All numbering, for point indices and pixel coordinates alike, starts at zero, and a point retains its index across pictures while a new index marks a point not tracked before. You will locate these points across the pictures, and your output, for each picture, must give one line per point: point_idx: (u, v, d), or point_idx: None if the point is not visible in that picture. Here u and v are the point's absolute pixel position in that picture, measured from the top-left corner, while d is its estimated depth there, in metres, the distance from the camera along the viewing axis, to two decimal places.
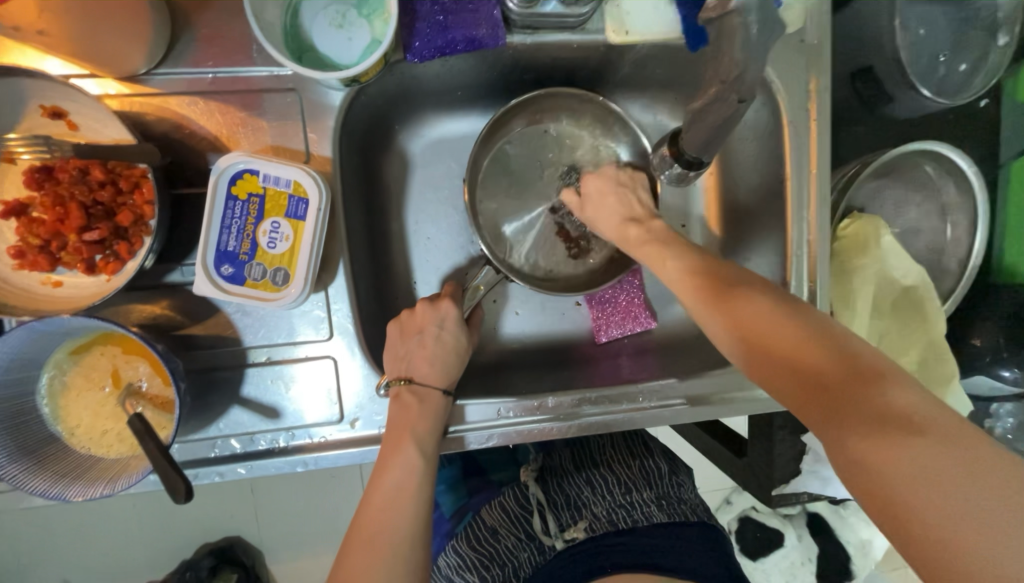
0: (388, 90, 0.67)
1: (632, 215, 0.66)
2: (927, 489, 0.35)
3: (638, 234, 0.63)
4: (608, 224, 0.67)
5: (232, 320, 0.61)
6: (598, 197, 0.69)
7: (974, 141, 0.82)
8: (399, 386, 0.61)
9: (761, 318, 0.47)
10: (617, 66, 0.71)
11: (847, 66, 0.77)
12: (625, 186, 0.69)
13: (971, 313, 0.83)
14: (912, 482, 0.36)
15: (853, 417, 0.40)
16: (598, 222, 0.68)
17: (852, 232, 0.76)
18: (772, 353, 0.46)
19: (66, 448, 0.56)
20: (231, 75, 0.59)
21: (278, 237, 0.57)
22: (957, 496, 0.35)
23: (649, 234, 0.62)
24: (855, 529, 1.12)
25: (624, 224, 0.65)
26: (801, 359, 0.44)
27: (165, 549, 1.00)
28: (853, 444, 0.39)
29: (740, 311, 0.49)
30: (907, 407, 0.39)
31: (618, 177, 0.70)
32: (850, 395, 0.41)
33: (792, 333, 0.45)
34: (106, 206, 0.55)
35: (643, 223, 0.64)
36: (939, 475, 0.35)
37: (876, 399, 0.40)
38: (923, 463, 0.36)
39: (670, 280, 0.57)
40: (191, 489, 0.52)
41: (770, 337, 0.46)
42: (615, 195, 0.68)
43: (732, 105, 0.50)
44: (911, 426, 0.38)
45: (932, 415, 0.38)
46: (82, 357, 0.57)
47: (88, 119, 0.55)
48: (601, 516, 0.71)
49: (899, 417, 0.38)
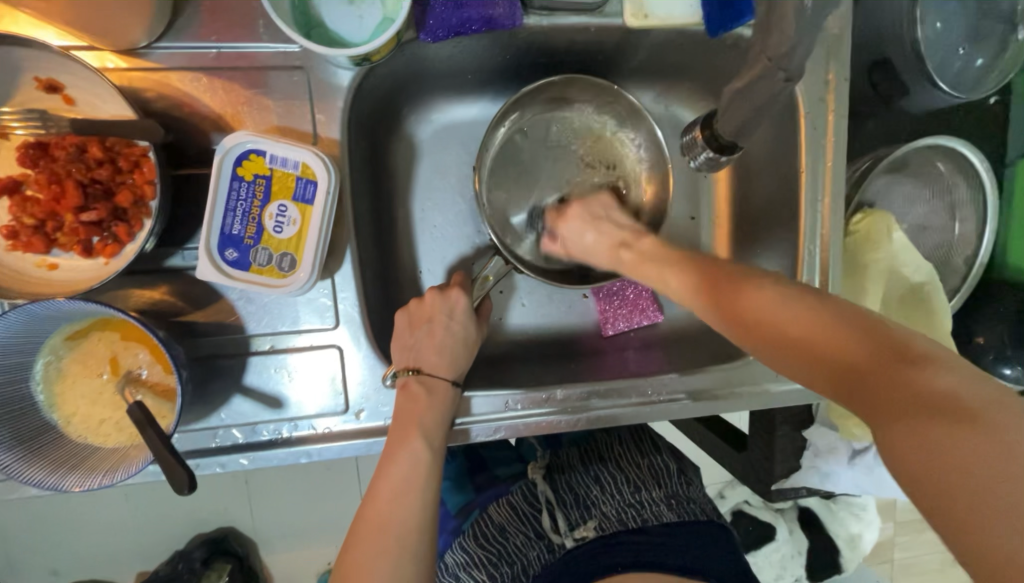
0: (398, 71, 0.65)
1: (621, 240, 0.62)
2: (980, 487, 0.34)
3: (631, 261, 0.60)
4: (598, 250, 0.64)
5: (234, 307, 0.59)
6: (579, 234, 0.65)
7: (987, 137, 0.81)
8: (407, 377, 0.59)
9: (778, 308, 0.46)
10: (633, 52, 0.69)
11: (864, 57, 0.76)
12: (602, 219, 0.65)
13: (973, 313, 0.83)
14: (956, 479, 0.35)
15: (888, 410, 0.39)
16: (588, 251, 0.65)
17: (865, 227, 0.75)
18: (796, 345, 0.45)
19: (62, 436, 0.54)
20: (235, 51, 0.56)
21: (285, 221, 0.55)
22: (1002, 489, 0.34)
23: (643, 257, 0.59)
24: (844, 523, 1.13)
25: (616, 250, 0.62)
26: (830, 349, 0.43)
27: (157, 539, 0.99)
28: (895, 437, 0.38)
29: (756, 307, 0.47)
30: (950, 390, 0.37)
31: (590, 207, 0.67)
32: (885, 384, 0.40)
33: (815, 322, 0.44)
34: (104, 184, 0.52)
35: (633, 246, 0.61)
36: (989, 471, 0.34)
37: (917, 384, 0.38)
38: (967, 457, 0.35)
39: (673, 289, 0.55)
40: (194, 478, 0.50)
41: (789, 326, 0.45)
42: (594, 232, 0.64)
43: (777, 85, 0.48)
44: (955, 413, 0.36)
45: (976, 397, 0.37)
46: (78, 343, 0.55)
47: (84, 93, 0.52)
48: (611, 515, 0.70)
49: (940, 403, 0.37)
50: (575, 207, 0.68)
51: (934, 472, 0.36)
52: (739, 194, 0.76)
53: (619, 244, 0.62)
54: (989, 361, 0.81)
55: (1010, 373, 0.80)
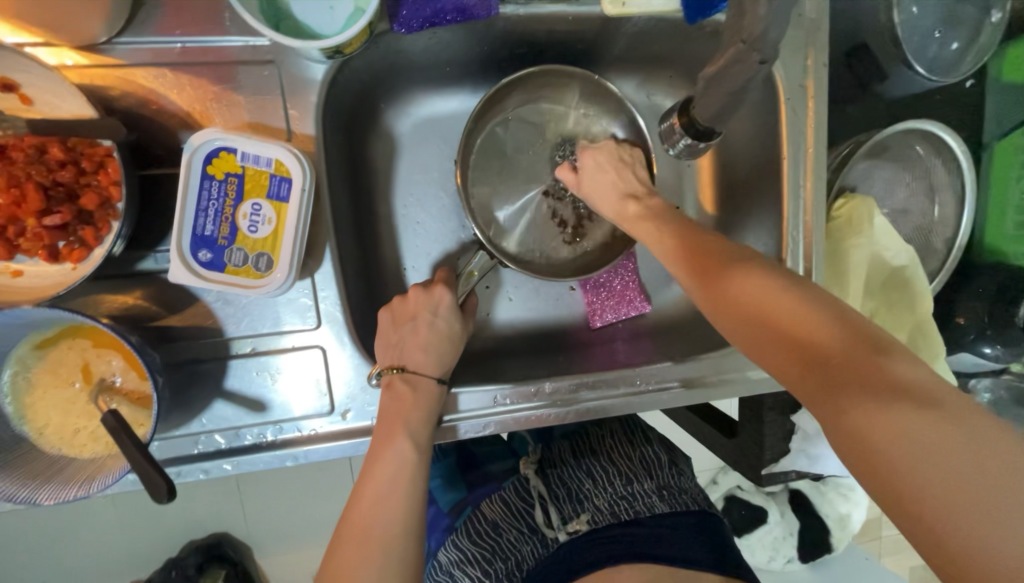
0: (374, 64, 0.63)
1: (632, 192, 0.63)
2: (940, 474, 0.35)
3: (636, 212, 0.61)
4: (605, 202, 0.64)
5: (212, 310, 0.57)
6: (600, 169, 0.65)
7: (964, 120, 0.82)
8: (392, 375, 0.58)
9: (762, 292, 0.46)
10: (612, 41, 0.68)
11: (843, 42, 0.76)
12: (623, 165, 0.66)
13: (954, 293, 0.84)
14: (918, 463, 0.35)
15: (857, 396, 0.39)
16: (597, 201, 0.65)
17: (847, 212, 0.76)
18: (775, 329, 0.44)
19: (35, 449, 0.53)
20: (201, 45, 0.54)
21: (260, 220, 0.54)
22: (958, 476, 0.34)
23: (648, 210, 0.60)
24: (834, 504, 1.15)
25: (623, 201, 0.62)
26: (806, 335, 0.43)
27: (146, 549, 0.97)
28: (856, 422, 0.38)
29: (740, 287, 0.47)
30: (915, 380, 0.38)
31: (606, 159, 0.66)
32: (855, 370, 0.40)
33: (792, 309, 0.44)
34: (67, 187, 0.51)
35: (642, 200, 0.62)
36: (950, 459, 0.35)
37: (884, 373, 0.39)
38: (931, 444, 0.35)
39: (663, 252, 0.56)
40: (175, 486, 0.49)
41: (770, 311, 0.45)
42: (614, 170, 0.65)
43: (752, 67, 0.47)
44: (921, 402, 0.37)
45: (937, 389, 0.38)
46: (47, 352, 0.53)
47: (41, 92, 0.50)
48: (603, 508, 0.70)
49: (905, 392, 0.38)
50: (606, 143, 0.68)
51: (895, 458, 0.36)
52: (723, 183, 0.76)
53: (627, 197, 0.62)
54: (970, 340, 0.83)
55: (990, 352, 0.82)
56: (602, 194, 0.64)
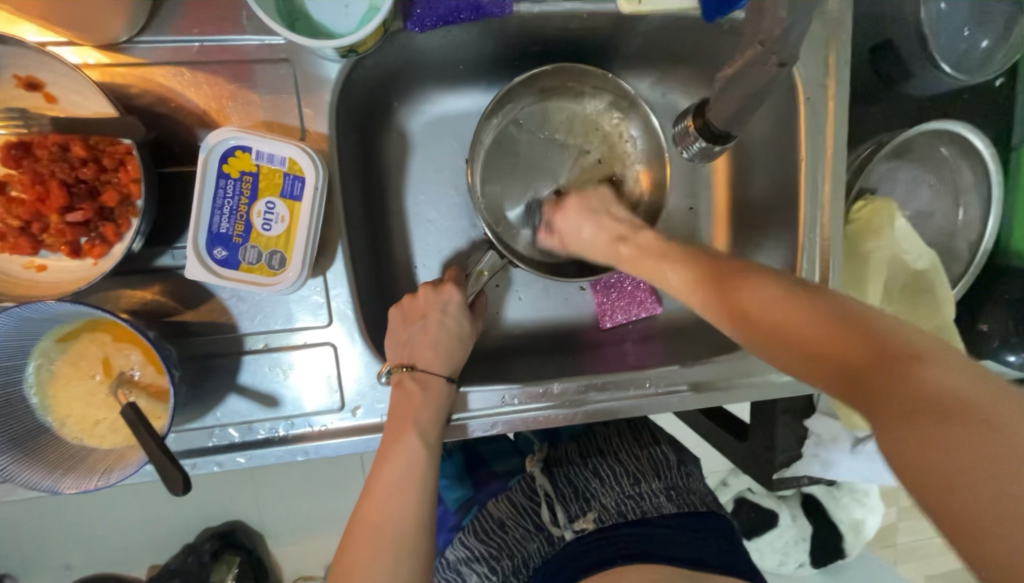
0: (387, 62, 0.63)
1: (619, 233, 0.61)
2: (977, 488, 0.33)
3: (629, 255, 0.59)
4: (596, 244, 0.62)
5: (227, 306, 0.58)
6: (577, 228, 0.64)
7: (992, 120, 0.79)
8: (401, 374, 0.59)
9: (775, 307, 0.45)
10: (627, 39, 0.67)
11: (867, 40, 0.74)
12: (600, 212, 0.64)
13: (978, 299, 0.82)
14: (954, 478, 0.33)
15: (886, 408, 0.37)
16: (586, 245, 0.63)
17: (866, 214, 0.74)
18: (789, 336, 0.44)
19: (57, 440, 0.54)
20: (218, 44, 0.55)
21: (273, 218, 0.55)
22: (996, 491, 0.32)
23: (643, 249, 0.58)
24: (848, 509, 1.13)
25: (613, 244, 0.60)
26: (825, 345, 0.42)
27: (164, 534, 0.99)
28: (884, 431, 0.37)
29: (750, 303, 0.47)
30: (948, 386, 0.36)
31: (589, 201, 0.65)
32: (874, 375, 0.38)
33: (807, 314, 0.43)
34: (88, 184, 0.52)
35: (631, 240, 0.59)
36: (988, 472, 0.32)
37: (911, 381, 0.37)
38: (965, 455, 0.33)
39: (672, 284, 0.54)
40: (189, 479, 0.50)
41: (786, 320, 0.44)
42: (591, 226, 0.63)
43: (770, 70, 0.45)
44: (952, 411, 0.35)
45: (973, 395, 0.35)
46: (69, 345, 0.54)
47: (66, 91, 0.51)
48: (610, 507, 0.70)
49: (935, 401, 0.35)
50: (572, 198, 0.66)
51: (926, 470, 0.34)
52: (738, 184, 0.75)
53: (618, 239, 0.60)
54: (993, 348, 0.80)
55: (1014, 360, 0.79)
56: (591, 235, 0.62)
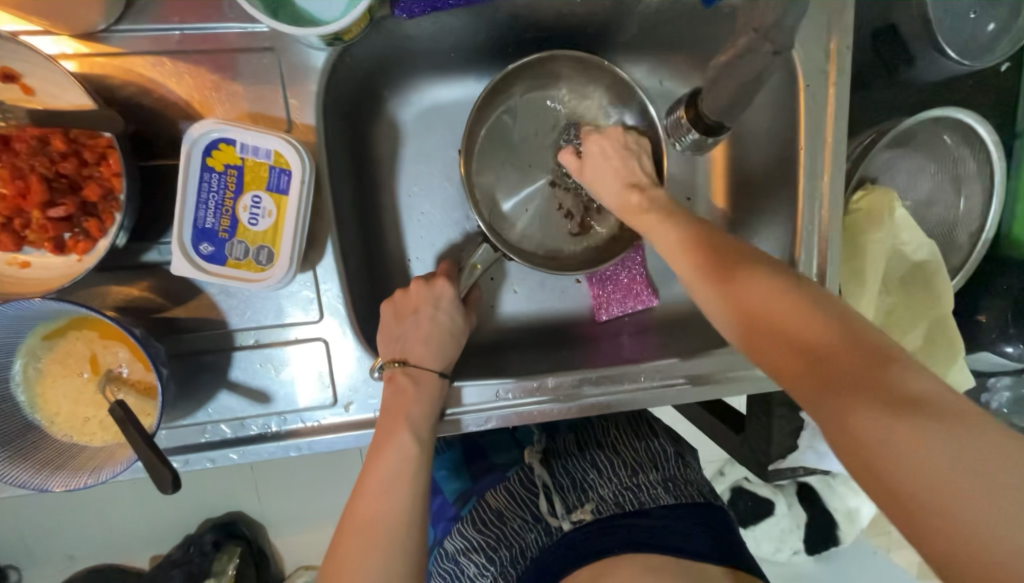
0: (376, 51, 0.62)
1: (636, 181, 0.59)
2: (940, 478, 0.33)
3: (640, 202, 0.56)
4: (611, 188, 0.59)
5: (215, 303, 0.58)
6: (601, 156, 0.62)
7: (997, 106, 0.78)
8: (394, 369, 0.58)
9: (766, 294, 0.44)
10: (622, 25, 0.66)
11: (869, 24, 0.72)
12: (623, 153, 0.62)
13: (978, 289, 0.81)
14: (914, 468, 0.34)
15: (861, 401, 0.37)
16: (601, 192, 0.61)
17: (866, 205, 0.73)
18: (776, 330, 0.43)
19: (47, 437, 0.54)
20: (200, 33, 0.53)
21: (260, 213, 0.54)
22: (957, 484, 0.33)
23: (653, 204, 0.56)
24: (844, 497, 1.14)
25: (627, 189, 0.58)
26: (806, 335, 0.41)
27: (163, 527, 1.00)
28: (854, 429, 0.37)
29: (740, 289, 0.45)
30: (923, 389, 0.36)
31: (618, 141, 0.63)
32: (853, 376, 0.38)
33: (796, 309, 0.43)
34: (70, 178, 0.51)
35: (645, 191, 0.57)
36: (952, 466, 0.33)
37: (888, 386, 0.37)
38: (932, 450, 0.34)
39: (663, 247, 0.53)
40: (178, 476, 0.50)
41: (776, 313, 0.43)
42: (617, 162, 0.61)
43: (764, 58, 0.44)
44: (922, 409, 0.35)
45: (943, 398, 0.36)
46: (56, 343, 0.54)
47: (43, 83, 0.50)
48: (608, 498, 0.70)
49: (911, 402, 0.36)
50: (615, 129, 0.65)
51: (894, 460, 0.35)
52: (736, 174, 0.73)
53: (633, 186, 0.58)
54: (991, 339, 0.80)
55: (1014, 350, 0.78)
56: (610, 177, 0.60)
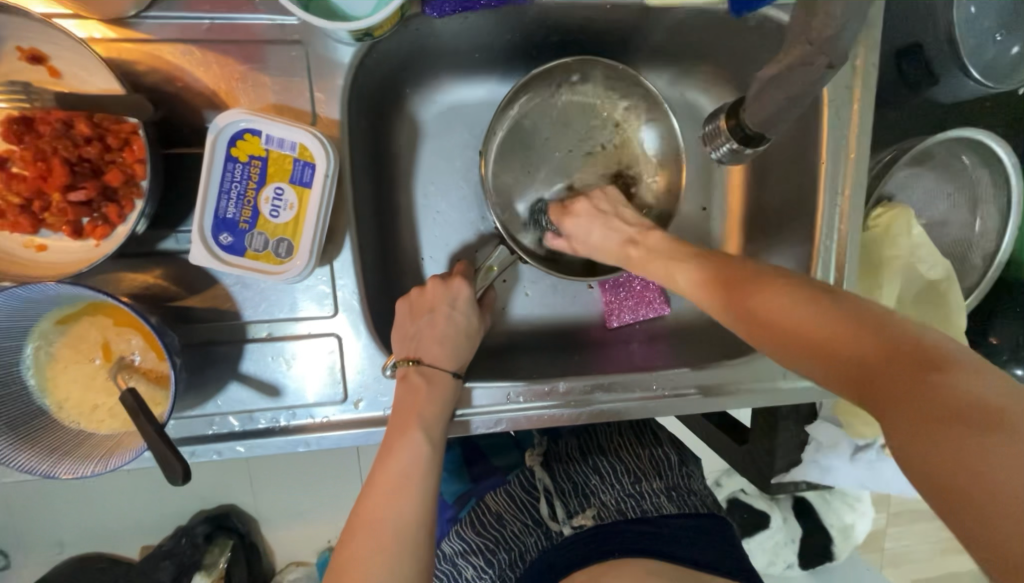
0: (402, 48, 0.61)
1: (629, 236, 0.60)
2: (998, 494, 0.31)
3: (638, 257, 0.59)
4: (606, 246, 0.61)
5: (230, 293, 0.57)
6: (586, 232, 0.63)
7: (1015, 129, 0.77)
8: (407, 367, 0.58)
9: (790, 310, 0.44)
10: (649, 33, 0.66)
11: (894, 42, 0.72)
12: (611, 214, 0.63)
13: (989, 311, 0.81)
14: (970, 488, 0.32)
15: (900, 410, 0.35)
16: (594, 249, 0.62)
17: (884, 222, 0.72)
18: (809, 345, 0.42)
19: (55, 423, 0.53)
20: (229, 22, 0.53)
21: (282, 205, 0.53)
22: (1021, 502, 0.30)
23: (652, 253, 0.57)
24: (839, 514, 1.13)
25: (622, 246, 0.60)
26: (840, 347, 0.40)
27: (158, 517, 0.99)
28: (914, 448, 0.34)
29: (766, 308, 0.45)
30: (974, 395, 0.33)
31: (597, 202, 0.64)
32: (902, 386, 0.36)
33: (823, 321, 0.42)
34: (92, 163, 0.50)
35: (641, 243, 0.59)
36: (1012, 485, 0.30)
37: (948, 392, 0.34)
38: (983, 464, 0.31)
39: (682, 286, 0.54)
40: (189, 469, 0.49)
41: (805, 326, 0.42)
42: (601, 229, 0.62)
43: (819, 71, 0.45)
44: (969, 419, 0.33)
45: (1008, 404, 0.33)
46: (69, 327, 0.53)
47: (70, 65, 0.49)
48: (610, 504, 0.69)
49: (965, 410, 0.33)
50: (582, 202, 0.65)
51: (956, 479, 0.32)
52: (754, 185, 0.73)
53: (628, 242, 0.60)
54: (1002, 361, 0.79)
55: (1023, 374, 0.78)
56: (600, 239, 0.61)
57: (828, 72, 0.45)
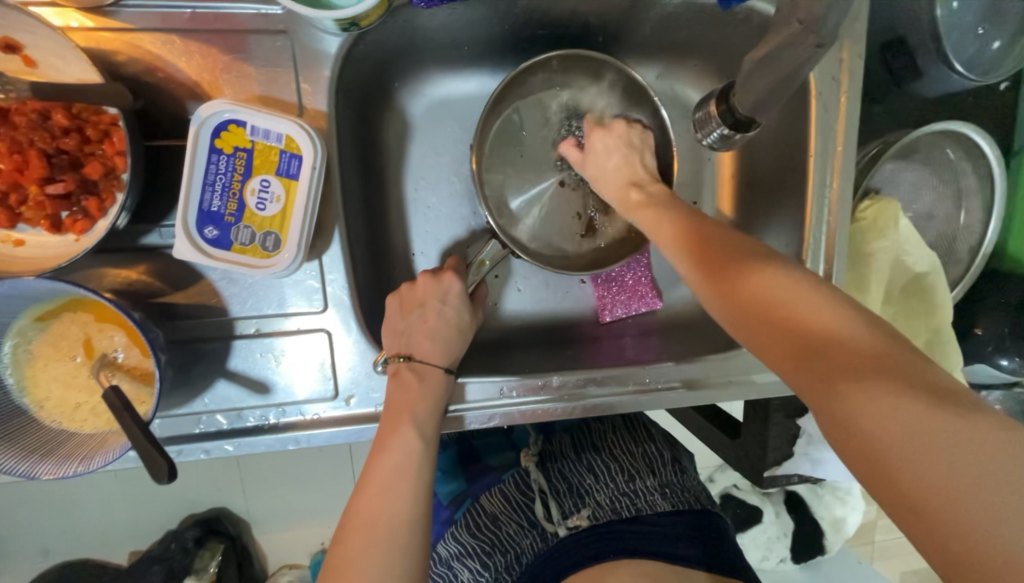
0: (390, 39, 0.61)
1: (635, 179, 0.61)
2: (946, 465, 0.31)
3: (638, 200, 0.59)
4: (610, 184, 0.62)
5: (216, 289, 0.56)
6: (606, 152, 0.64)
7: (999, 122, 0.79)
8: (398, 364, 0.57)
9: (771, 281, 0.44)
10: (638, 25, 0.66)
11: (880, 36, 0.73)
12: (631, 152, 0.64)
13: (976, 302, 0.82)
14: (933, 453, 0.32)
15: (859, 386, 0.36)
16: (603, 175, 0.63)
17: (872, 214, 0.73)
18: (785, 326, 0.41)
19: (35, 423, 0.52)
20: (212, 11, 0.52)
21: (268, 198, 0.52)
22: (963, 475, 0.31)
23: (651, 199, 0.58)
24: (829, 507, 1.14)
25: (625, 188, 0.61)
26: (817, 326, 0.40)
27: (145, 521, 0.97)
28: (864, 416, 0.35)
29: (747, 286, 0.44)
30: (946, 381, 0.35)
31: (630, 134, 0.65)
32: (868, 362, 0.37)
33: (804, 302, 0.41)
34: (71, 155, 0.49)
35: (643, 187, 0.60)
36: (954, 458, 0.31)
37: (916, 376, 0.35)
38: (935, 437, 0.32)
39: (665, 231, 0.54)
40: (175, 467, 0.48)
41: (783, 306, 0.42)
42: (619, 157, 0.63)
43: (807, 52, 0.43)
44: (943, 396, 0.34)
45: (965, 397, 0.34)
46: (49, 325, 0.52)
47: (45, 54, 0.48)
48: (605, 504, 0.69)
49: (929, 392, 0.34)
50: (621, 123, 0.65)
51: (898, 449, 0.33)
52: (744, 178, 0.73)
53: (631, 184, 0.61)
54: (987, 352, 0.80)
55: (1006, 364, 0.79)
56: (614, 167, 0.63)
57: (820, 56, 0.45)
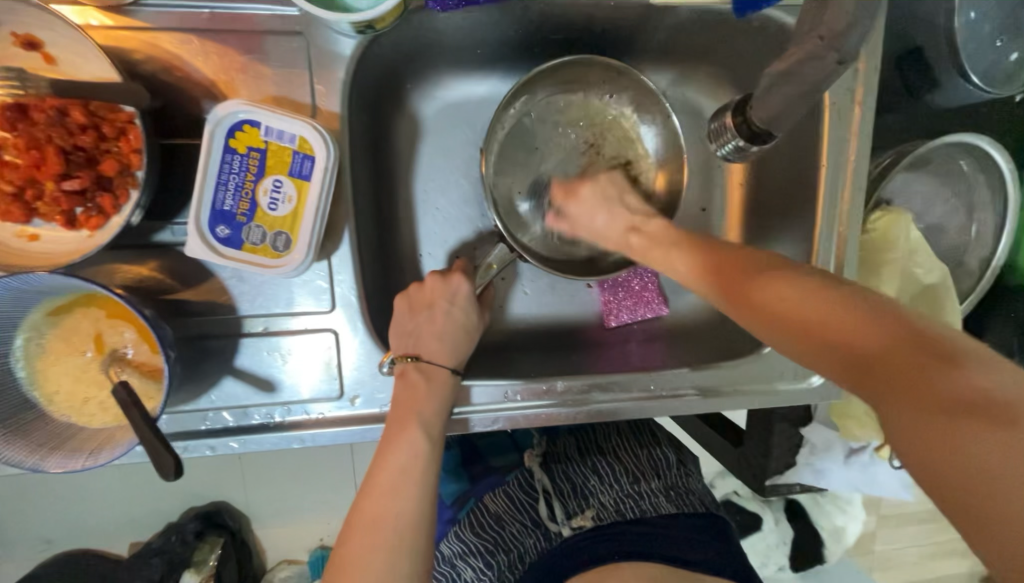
0: (405, 41, 0.61)
1: (632, 222, 0.61)
2: (990, 479, 0.31)
3: (640, 245, 0.59)
4: (608, 232, 0.62)
5: (226, 287, 0.56)
6: (591, 213, 0.63)
7: (1012, 135, 0.78)
8: (405, 365, 0.57)
9: (797, 295, 0.43)
10: (653, 31, 0.66)
11: (895, 46, 0.73)
12: (615, 200, 0.63)
13: (983, 317, 0.81)
14: (961, 481, 0.32)
15: (898, 400, 0.36)
16: (598, 234, 0.63)
17: (882, 226, 0.73)
18: (816, 336, 0.41)
19: (44, 417, 0.52)
20: (229, 12, 0.53)
21: (280, 198, 0.53)
22: (1008, 489, 0.31)
23: (654, 240, 0.58)
24: (830, 516, 1.14)
25: (625, 233, 0.60)
26: (847, 335, 0.40)
27: (146, 513, 0.97)
28: (903, 428, 0.35)
29: (771, 297, 0.45)
30: (990, 389, 0.33)
31: (602, 188, 0.64)
32: (903, 370, 0.36)
33: (834, 310, 0.41)
34: (87, 152, 0.50)
35: (642, 230, 0.60)
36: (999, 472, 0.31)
37: (956, 383, 0.34)
38: (981, 453, 0.32)
39: (681, 270, 0.54)
40: (181, 463, 0.49)
41: (812, 315, 0.42)
42: (605, 214, 0.62)
43: (828, 67, 0.44)
44: (976, 413, 0.33)
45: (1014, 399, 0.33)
46: (60, 319, 0.52)
47: (63, 51, 0.48)
48: (608, 505, 0.69)
49: (972, 401, 0.33)
50: (588, 187, 0.64)
51: (945, 466, 0.33)
52: (754, 187, 0.73)
53: (630, 228, 0.60)
54: None
55: None
56: (605, 224, 0.62)
57: (840, 68, 0.45)
